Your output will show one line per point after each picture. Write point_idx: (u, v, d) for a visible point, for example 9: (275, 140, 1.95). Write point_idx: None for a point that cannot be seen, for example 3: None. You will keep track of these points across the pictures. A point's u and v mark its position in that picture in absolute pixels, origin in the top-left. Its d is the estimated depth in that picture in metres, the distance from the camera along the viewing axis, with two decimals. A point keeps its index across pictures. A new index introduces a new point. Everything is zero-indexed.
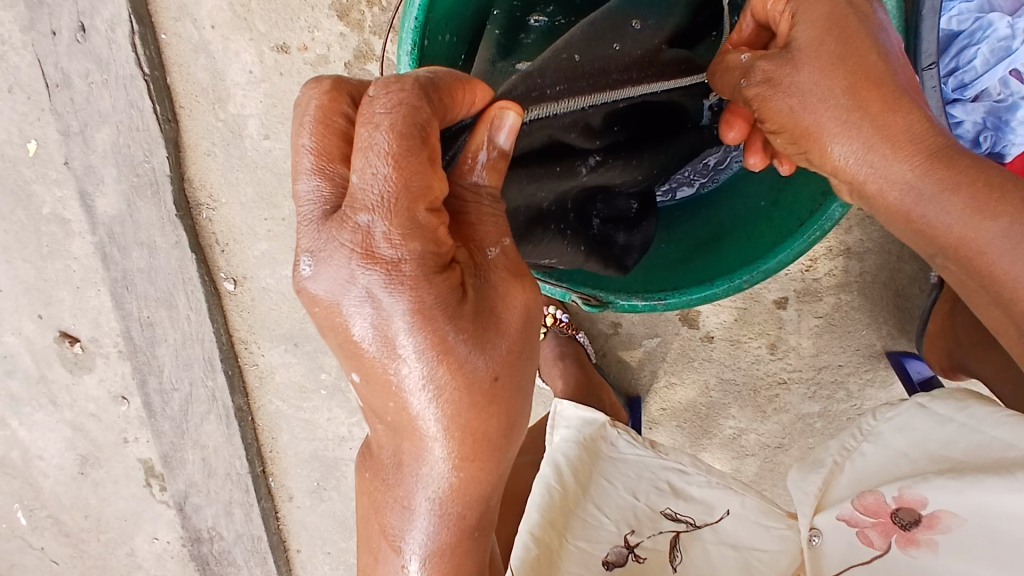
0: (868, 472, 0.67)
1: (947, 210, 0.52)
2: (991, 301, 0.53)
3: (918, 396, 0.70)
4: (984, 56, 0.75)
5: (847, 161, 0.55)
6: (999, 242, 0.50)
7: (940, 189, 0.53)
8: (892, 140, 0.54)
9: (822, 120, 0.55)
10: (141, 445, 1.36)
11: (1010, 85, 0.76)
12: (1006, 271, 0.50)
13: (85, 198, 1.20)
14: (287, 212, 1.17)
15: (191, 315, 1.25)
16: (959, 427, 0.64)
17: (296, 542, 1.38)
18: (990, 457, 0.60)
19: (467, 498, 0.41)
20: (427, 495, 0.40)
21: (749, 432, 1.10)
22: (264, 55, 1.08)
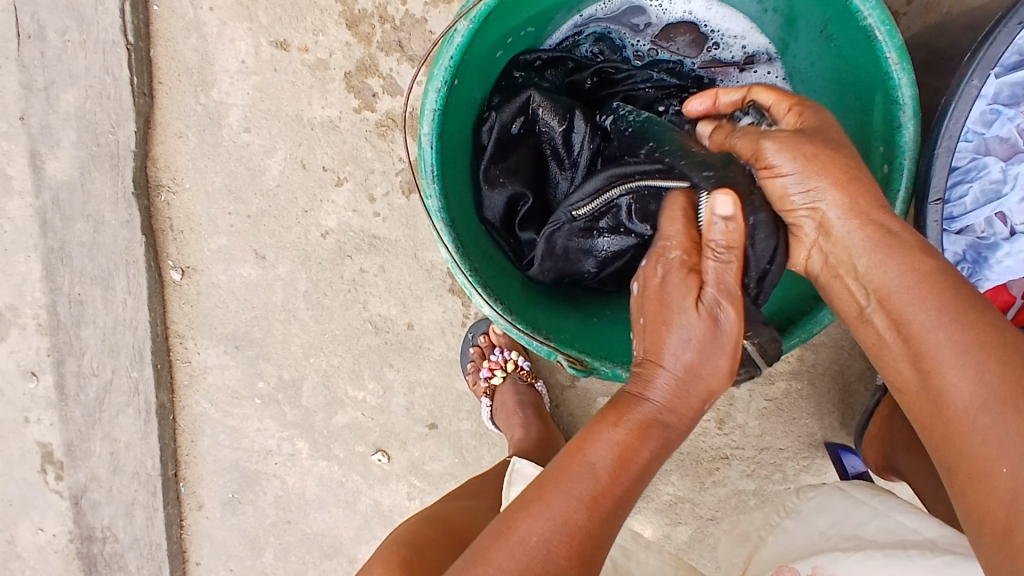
0: (792, 544, 0.85)
1: (968, 386, 0.52)
2: (911, 369, 0.56)
3: (841, 481, 0.89)
4: (975, 195, 0.70)
5: (956, 390, 0.52)
6: (981, 429, 0.51)
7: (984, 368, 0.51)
8: (990, 383, 0.51)
9: (945, 363, 0.53)
10: (44, 428, 1.26)
11: (995, 224, 0.71)
12: (982, 443, 0.51)
13: (34, 158, 1.13)
14: (254, 210, 1.11)
15: (127, 300, 1.17)
16: (871, 510, 0.81)
17: (197, 554, 1.31)
18: (890, 533, 0.76)
19: (625, 459, 0.56)
20: (614, 449, 0.56)
21: (685, 501, 1.12)
22: (262, 48, 1.05)
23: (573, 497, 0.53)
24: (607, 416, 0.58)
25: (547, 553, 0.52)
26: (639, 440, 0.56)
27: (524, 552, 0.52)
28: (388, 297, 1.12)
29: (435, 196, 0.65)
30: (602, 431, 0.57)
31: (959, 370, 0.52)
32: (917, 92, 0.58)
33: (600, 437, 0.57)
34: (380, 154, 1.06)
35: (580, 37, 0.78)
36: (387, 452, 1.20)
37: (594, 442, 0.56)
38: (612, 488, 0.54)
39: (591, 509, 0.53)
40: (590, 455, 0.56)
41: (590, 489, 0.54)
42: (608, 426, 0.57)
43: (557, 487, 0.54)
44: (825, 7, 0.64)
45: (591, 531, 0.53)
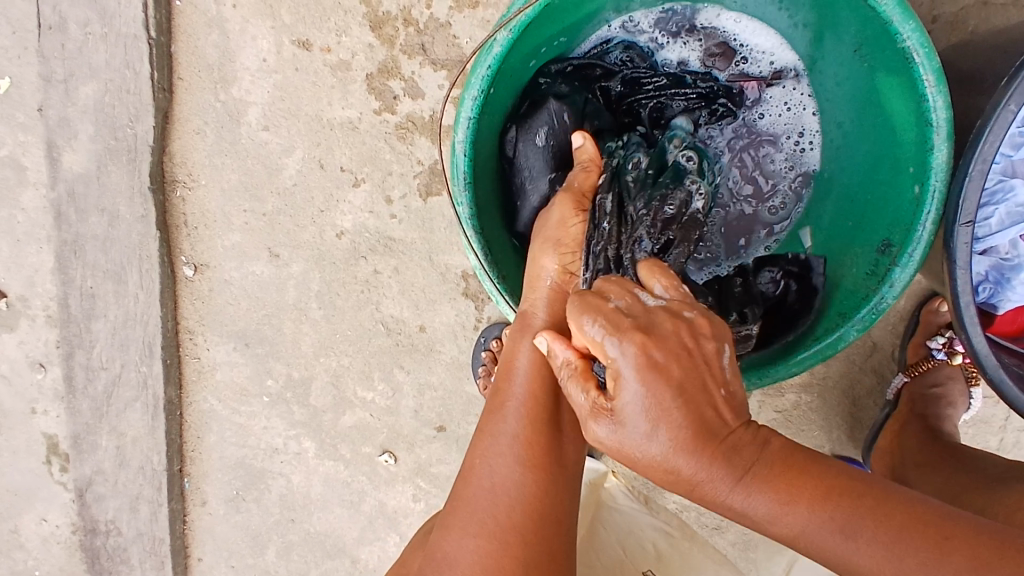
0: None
1: (820, 535, 0.48)
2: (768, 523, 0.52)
3: None
4: (1000, 217, 0.71)
5: (810, 541, 0.49)
6: (855, 563, 0.47)
7: (804, 503, 0.49)
8: (817, 515, 0.48)
9: (780, 517, 0.50)
10: (50, 420, 1.26)
11: (1019, 246, 0.72)
12: (848, 564, 0.48)
13: (52, 150, 1.13)
14: (269, 208, 1.11)
15: (139, 295, 1.17)
16: None
17: (199, 550, 1.31)
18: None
19: (540, 386, 0.64)
20: (528, 378, 0.64)
21: (691, 510, 1.12)
22: (284, 46, 1.05)
23: (508, 428, 0.62)
24: (515, 356, 0.66)
25: (507, 478, 0.59)
26: (543, 361, 0.65)
27: (490, 482, 0.59)
28: (402, 299, 1.12)
29: (466, 203, 0.66)
30: (513, 367, 0.66)
31: (806, 527, 0.49)
32: (952, 116, 0.60)
33: (517, 369, 0.65)
34: (399, 156, 1.07)
35: (610, 45, 0.78)
36: (394, 453, 1.20)
37: (510, 377, 0.65)
38: (539, 398, 0.63)
39: (528, 430, 0.61)
40: (513, 388, 0.64)
41: (521, 414, 0.62)
42: (517, 340, 0.66)
43: (491, 428, 0.63)
44: (861, 28, 0.66)
45: (534, 438, 0.61)
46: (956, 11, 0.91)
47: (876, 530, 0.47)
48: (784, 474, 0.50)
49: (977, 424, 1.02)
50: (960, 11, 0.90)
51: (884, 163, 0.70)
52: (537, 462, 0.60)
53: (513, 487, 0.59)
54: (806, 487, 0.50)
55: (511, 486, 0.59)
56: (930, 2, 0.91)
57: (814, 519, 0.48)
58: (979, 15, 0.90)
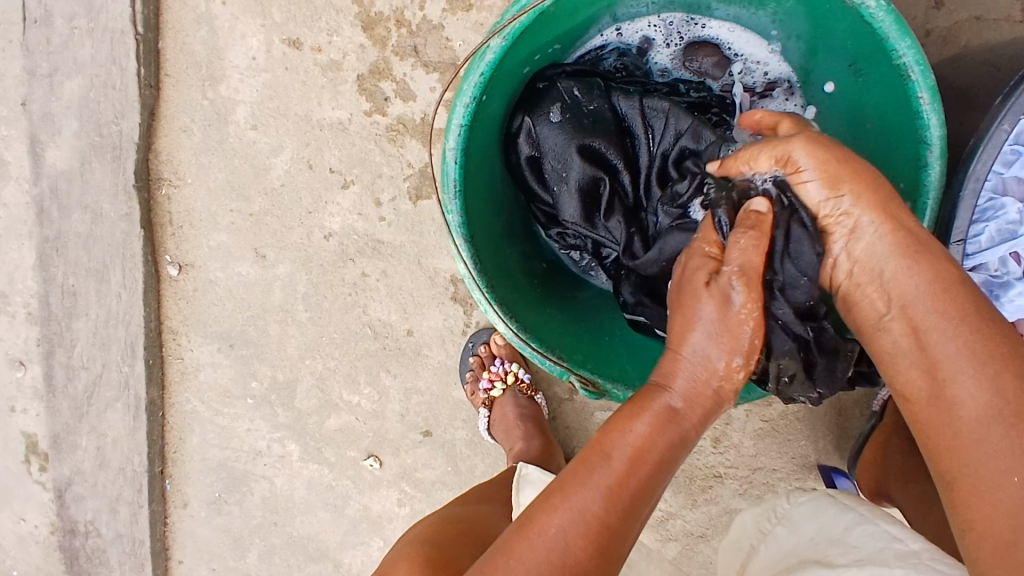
0: (783, 551, 0.84)
1: (965, 393, 0.51)
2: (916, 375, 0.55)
3: (831, 492, 0.89)
4: (990, 234, 0.71)
5: (963, 397, 0.51)
6: (978, 434, 0.51)
7: (980, 359, 0.51)
8: (992, 378, 0.51)
9: (946, 374, 0.52)
10: (29, 419, 1.24)
11: (1008, 264, 0.72)
12: (966, 421, 0.51)
13: (35, 146, 1.11)
14: (256, 209, 1.10)
15: (122, 294, 1.15)
16: (857, 516, 0.80)
17: (179, 552, 1.29)
18: (877, 540, 0.75)
19: (644, 464, 0.55)
20: (633, 449, 0.56)
21: (676, 517, 1.12)
22: (273, 45, 1.04)
23: (597, 496, 0.53)
24: (633, 411, 0.58)
25: (564, 552, 0.52)
26: (659, 435, 0.57)
27: (545, 546, 0.52)
28: (389, 302, 1.11)
29: (455, 211, 0.66)
30: (624, 429, 0.57)
31: (962, 373, 0.51)
32: (946, 133, 0.60)
33: (626, 432, 0.57)
34: (389, 159, 1.06)
35: (604, 52, 0.78)
36: (379, 458, 1.19)
37: (617, 440, 0.56)
38: (635, 480, 0.55)
39: (613, 504, 0.53)
40: (613, 450, 0.56)
41: (614, 482, 0.54)
42: (632, 420, 0.58)
43: (577, 484, 0.54)
44: (856, 43, 0.66)
45: (614, 523, 0.53)
46: (949, 25, 0.91)
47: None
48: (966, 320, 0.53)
49: None
50: (954, 26, 0.91)
51: (876, 178, 0.70)
52: (603, 546, 0.53)
53: (566, 562, 0.52)
54: (950, 303, 0.54)
55: (565, 562, 0.52)
56: (923, 16, 0.91)
57: (978, 376, 0.51)
58: (972, 31, 0.91)
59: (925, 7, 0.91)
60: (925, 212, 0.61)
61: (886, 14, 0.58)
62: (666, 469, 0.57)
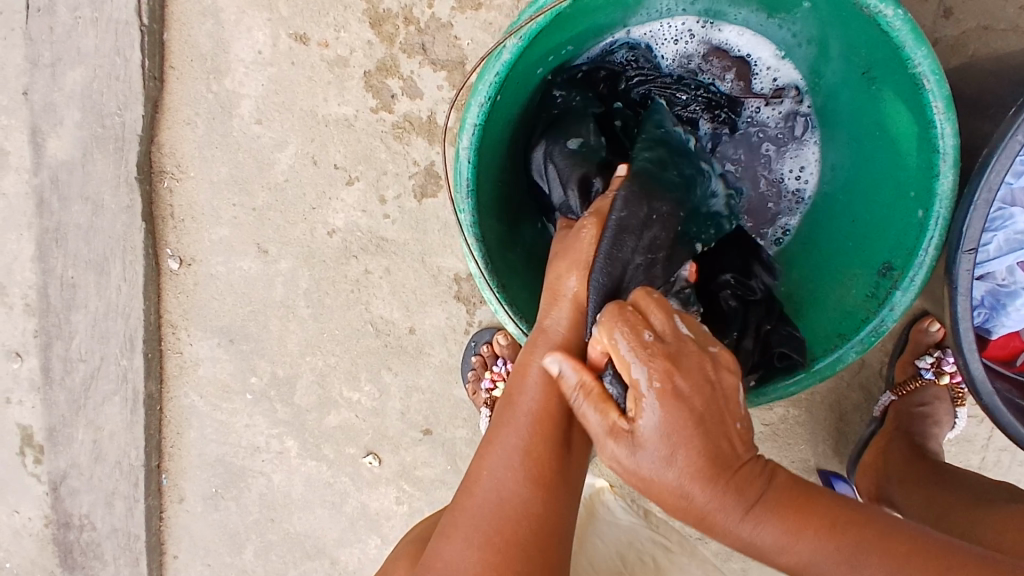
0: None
1: (814, 560, 0.49)
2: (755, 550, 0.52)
3: None
4: (998, 243, 0.72)
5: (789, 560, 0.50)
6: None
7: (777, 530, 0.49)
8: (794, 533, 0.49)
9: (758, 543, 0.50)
10: (24, 410, 1.23)
11: (1016, 273, 0.72)
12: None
13: (36, 136, 1.10)
14: (259, 203, 1.09)
15: (121, 287, 1.15)
16: None
17: (175, 547, 1.28)
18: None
19: (549, 397, 0.58)
20: (536, 386, 0.59)
21: (675, 519, 1.12)
22: (280, 39, 1.03)
23: (515, 435, 0.57)
24: (526, 364, 0.61)
25: (502, 491, 0.55)
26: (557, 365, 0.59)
27: (492, 491, 0.55)
28: (392, 299, 1.11)
29: (468, 210, 0.65)
30: (522, 373, 0.61)
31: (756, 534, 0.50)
32: (959, 143, 0.60)
33: (525, 376, 0.60)
34: (394, 156, 1.05)
35: (614, 48, 0.78)
36: (378, 455, 1.18)
37: (519, 387, 0.60)
38: (551, 410, 0.58)
39: (536, 436, 0.57)
40: (522, 396, 0.59)
41: (530, 419, 0.57)
42: (529, 351, 0.62)
43: (496, 438, 0.58)
44: (869, 51, 0.66)
45: (540, 450, 0.56)
46: (957, 35, 0.91)
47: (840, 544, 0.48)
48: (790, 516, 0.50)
49: (961, 443, 1.02)
50: (961, 35, 0.91)
51: (883, 182, 0.70)
52: (544, 471, 0.56)
53: (511, 497, 0.55)
54: (785, 504, 0.50)
55: (510, 495, 0.55)
56: (930, 25, 0.91)
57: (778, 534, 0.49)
58: (979, 41, 0.91)
59: (933, 16, 0.91)
60: (936, 220, 0.62)
61: (902, 23, 0.58)
62: None
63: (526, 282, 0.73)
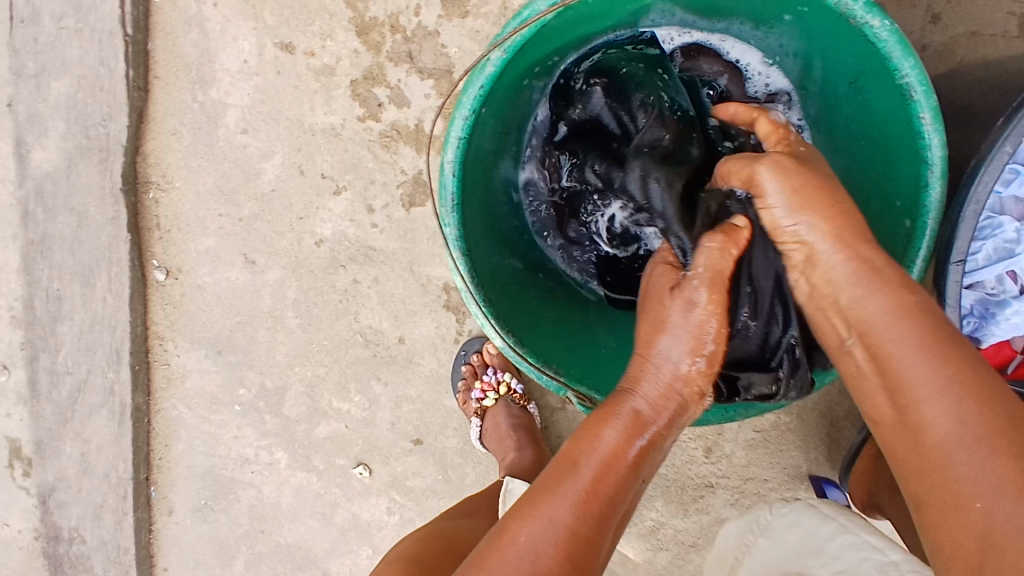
0: (766, 560, 0.86)
1: (939, 409, 0.51)
2: (883, 399, 0.55)
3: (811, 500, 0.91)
4: (987, 252, 0.72)
5: (925, 406, 0.52)
6: (946, 421, 0.50)
7: (937, 368, 0.51)
8: (947, 380, 0.51)
9: (911, 388, 0.52)
10: (10, 424, 1.21)
11: (1005, 282, 0.72)
12: (940, 425, 0.51)
13: (20, 147, 1.09)
14: (246, 213, 1.08)
15: (108, 298, 1.13)
16: (838, 527, 0.83)
17: (164, 560, 1.27)
18: (857, 551, 0.77)
19: (607, 475, 0.58)
20: (598, 460, 0.58)
21: (667, 527, 1.12)
22: (265, 48, 1.03)
23: (562, 507, 0.56)
24: (596, 431, 0.60)
25: (536, 560, 0.54)
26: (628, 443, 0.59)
27: (523, 556, 0.54)
28: (381, 309, 1.10)
29: (453, 224, 0.65)
30: (587, 449, 0.59)
31: (913, 369, 0.52)
32: (947, 154, 0.60)
33: (590, 452, 0.59)
34: (382, 165, 1.04)
35: None
36: (369, 466, 1.17)
37: (577, 460, 0.59)
38: (600, 493, 0.57)
39: (583, 518, 0.56)
40: (578, 467, 0.58)
41: (582, 494, 0.56)
42: (595, 431, 0.60)
43: (543, 500, 0.57)
44: (856, 61, 0.66)
45: (585, 534, 0.55)
46: (944, 41, 0.91)
47: (983, 398, 0.50)
48: (934, 349, 0.52)
49: None
50: (948, 41, 0.91)
51: (873, 193, 0.70)
52: (581, 555, 0.55)
53: (544, 570, 0.53)
54: (915, 334, 0.53)
55: (543, 568, 0.53)
56: (918, 31, 0.91)
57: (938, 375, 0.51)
58: (966, 47, 0.91)
59: (921, 22, 0.91)
60: (925, 231, 0.62)
61: (889, 34, 0.58)
62: (633, 479, 0.59)
63: (511, 294, 0.73)
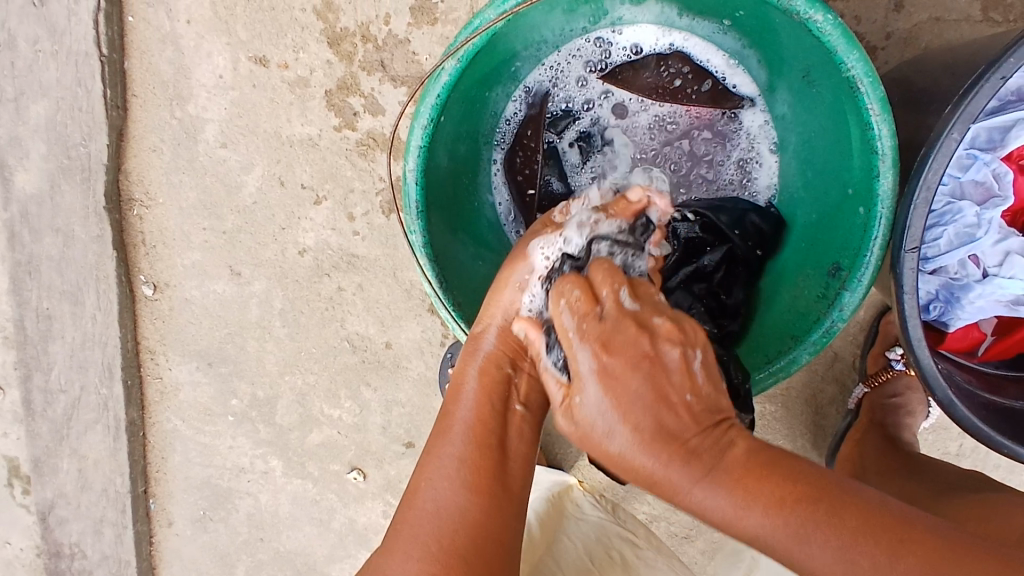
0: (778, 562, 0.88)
1: (821, 557, 0.49)
2: (799, 548, 0.50)
3: None
4: (949, 237, 0.73)
5: (807, 558, 0.49)
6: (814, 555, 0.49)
7: (790, 521, 0.50)
8: (752, 500, 0.52)
9: (798, 556, 0.50)
10: (9, 443, 1.23)
11: (968, 266, 0.73)
12: (819, 561, 0.49)
13: (3, 170, 1.11)
14: (229, 226, 1.10)
15: (97, 316, 1.15)
16: None
17: (166, 571, 1.28)
18: None
19: (482, 408, 0.64)
20: (472, 396, 0.64)
21: (659, 519, 1.13)
22: (239, 63, 1.04)
23: (454, 451, 0.61)
24: (460, 387, 0.66)
25: (441, 507, 0.58)
26: (485, 385, 0.65)
27: (437, 505, 0.58)
28: (367, 316, 1.11)
29: (419, 231, 0.66)
30: (461, 400, 0.65)
31: (756, 520, 0.51)
32: (896, 143, 0.61)
33: (458, 400, 0.65)
34: (361, 173, 1.05)
35: (562, 62, 0.79)
36: (363, 470, 1.19)
37: (457, 409, 0.64)
38: (486, 417, 0.63)
39: (474, 460, 0.60)
40: (459, 402, 0.65)
41: (469, 426, 0.63)
42: (466, 364, 0.67)
43: (437, 447, 0.62)
44: (808, 54, 0.66)
45: (480, 461, 0.60)
46: (908, 27, 0.92)
47: (812, 512, 0.50)
48: (749, 484, 0.53)
49: (936, 431, 1.03)
50: (913, 28, 0.92)
51: (833, 184, 0.71)
52: (487, 488, 0.59)
53: (449, 502, 0.58)
54: (762, 495, 0.52)
55: (451, 500, 0.58)
56: (881, 19, 0.92)
57: (752, 505, 0.52)
58: (931, 33, 0.92)
59: (885, 10, 0.92)
60: (879, 220, 0.62)
61: (833, 28, 0.59)
62: (505, 421, 0.64)
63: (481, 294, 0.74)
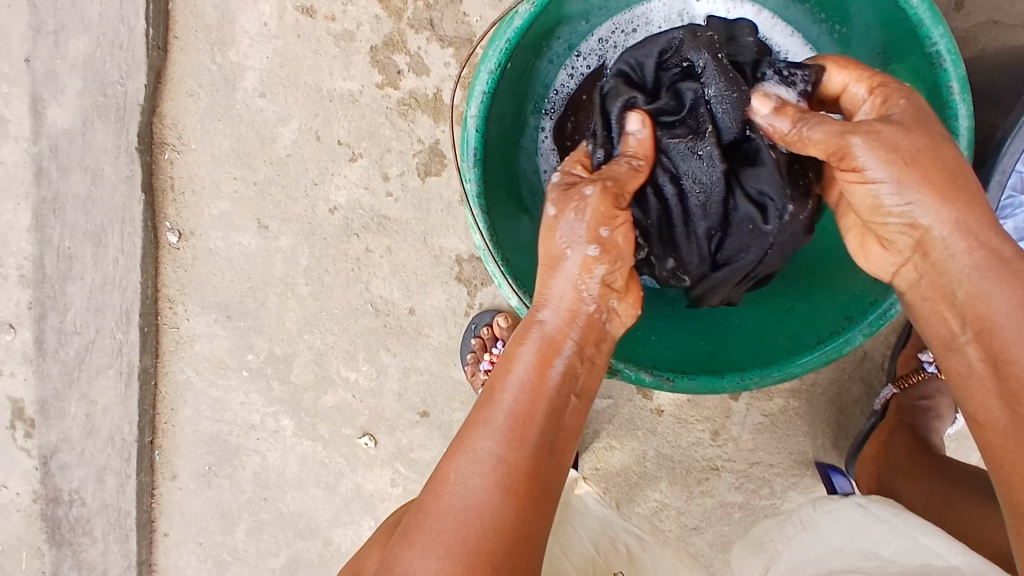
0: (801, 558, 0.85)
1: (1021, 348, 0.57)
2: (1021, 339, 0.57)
3: (860, 497, 0.87)
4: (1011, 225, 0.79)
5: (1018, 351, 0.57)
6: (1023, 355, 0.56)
7: None
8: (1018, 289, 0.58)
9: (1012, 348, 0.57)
10: (17, 383, 1.22)
11: None
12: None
13: (35, 103, 1.09)
14: (261, 177, 1.08)
15: (119, 258, 1.13)
16: (891, 529, 0.77)
17: (165, 524, 1.27)
18: (917, 558, 0.70)
19: (530, 395, 0.62)
20: (521, 384, 0.62)
21: (671, 509, 1.11)
22: (286, 12, 1.04)
23: (490, 445, 0.59)
24: (512, 363, 0.64)
25: (468, 501, 0.57)
26: (540, 369, 0.63)
27: (462, 499, 0.57)
28: (393, 280, 1.10)
29: (474, 179, 0.67)
30: (509, 380, 0.63)
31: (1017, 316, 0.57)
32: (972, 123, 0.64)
33: (506, 381, 0.63)
34: (399, 133, 1.04)
35: (624, 28, 0.79)
36: (374, 436, 1.17)
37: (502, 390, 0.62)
38: (533, 412, 0.61)
39: (513, 459, 0.58)
40: (509, 380, 0.63)
41: (510, 419, 0.60)
42: (518, 343, 0.66)
43: (472, 437, 0.60)
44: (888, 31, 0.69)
45: (516, 459, 0.58)
46: (967, 27, 0.91)
47: None
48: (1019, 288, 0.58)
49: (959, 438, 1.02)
50: (972, 28, 0.90)
51: None
52: (521, 490, 0.58)
53: (476, 500, 0.57)
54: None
55: (477, 499, 0.57)
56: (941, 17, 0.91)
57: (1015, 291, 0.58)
58: (990, 33, 0.90)
59: (945, 7, 0.90)
60: None
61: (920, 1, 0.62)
62: (554, 415, 0.62)
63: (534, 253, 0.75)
